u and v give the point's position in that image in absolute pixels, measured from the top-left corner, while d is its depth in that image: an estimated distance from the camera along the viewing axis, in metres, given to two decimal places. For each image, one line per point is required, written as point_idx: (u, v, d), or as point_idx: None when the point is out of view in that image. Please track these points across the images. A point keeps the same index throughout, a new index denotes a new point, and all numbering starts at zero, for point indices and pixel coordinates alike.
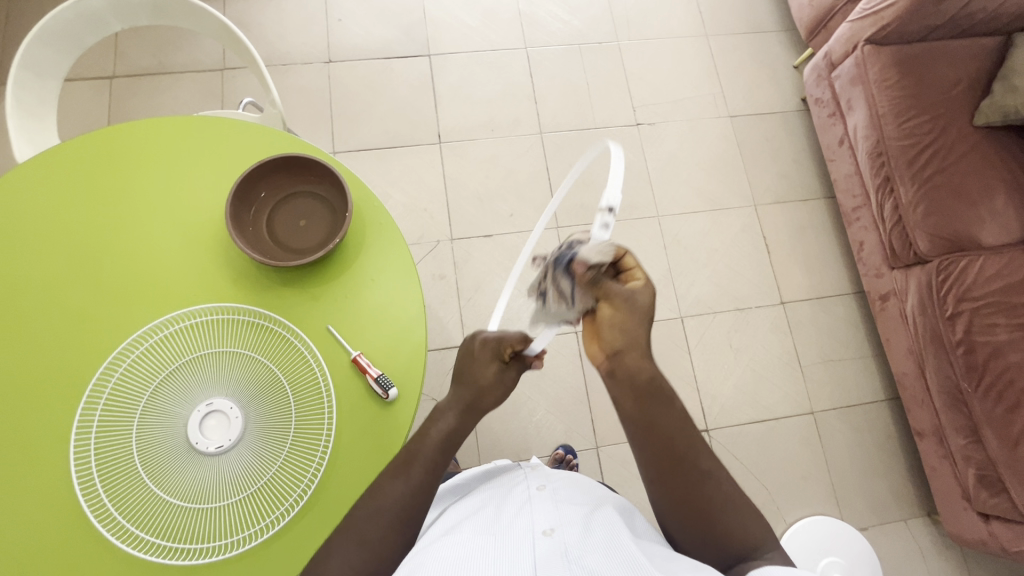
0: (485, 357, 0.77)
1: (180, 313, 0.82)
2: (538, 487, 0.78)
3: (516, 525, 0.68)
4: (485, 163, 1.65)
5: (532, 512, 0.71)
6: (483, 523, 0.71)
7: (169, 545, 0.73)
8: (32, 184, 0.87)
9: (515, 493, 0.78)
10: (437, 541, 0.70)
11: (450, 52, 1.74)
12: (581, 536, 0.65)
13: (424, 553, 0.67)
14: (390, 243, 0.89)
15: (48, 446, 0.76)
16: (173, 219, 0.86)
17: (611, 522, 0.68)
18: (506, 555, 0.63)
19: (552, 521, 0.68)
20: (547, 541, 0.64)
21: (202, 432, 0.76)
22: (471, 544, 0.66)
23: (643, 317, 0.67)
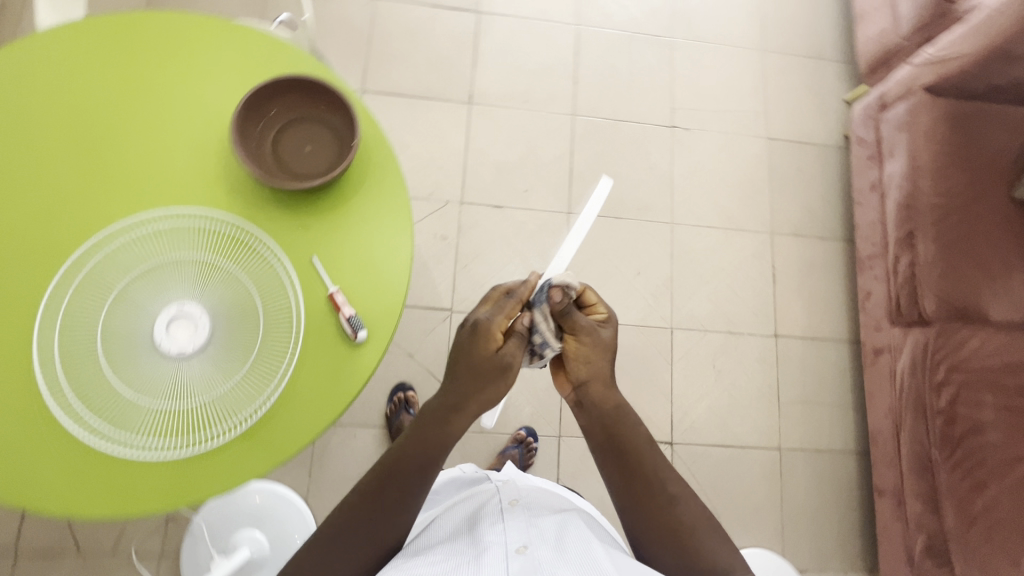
0: (484, 332, 0.74)
1: (169, 213, 0.81)
2: (509, 504, 0.81)
3: (489, 542, 0.70)
4: (511, 133, 1.61)
5: (504, 528, 0.73)
6: (457, 543, 0.72)
7: (113, 434, 0.74)
8: (51, 53, 0.85)
9: (486, 510, 0.80)
10: (409, 562, 0.70)
11: (500, 14, 1.69)
12: (555, 555, 0.67)
13: (400, 570, 0.67)
14: (389, 187, 0.87)
15: (17, 315, 0.76)
16: (182, 120, 0.85)
17: (584, 539, 0.71)
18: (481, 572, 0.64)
19: (523, 538, 0.71)
20: (521, 559, 0.66)
21: (166, 333, 0.76)
22: (446, 563, 0.67)
23: (608, 351, 0.78)
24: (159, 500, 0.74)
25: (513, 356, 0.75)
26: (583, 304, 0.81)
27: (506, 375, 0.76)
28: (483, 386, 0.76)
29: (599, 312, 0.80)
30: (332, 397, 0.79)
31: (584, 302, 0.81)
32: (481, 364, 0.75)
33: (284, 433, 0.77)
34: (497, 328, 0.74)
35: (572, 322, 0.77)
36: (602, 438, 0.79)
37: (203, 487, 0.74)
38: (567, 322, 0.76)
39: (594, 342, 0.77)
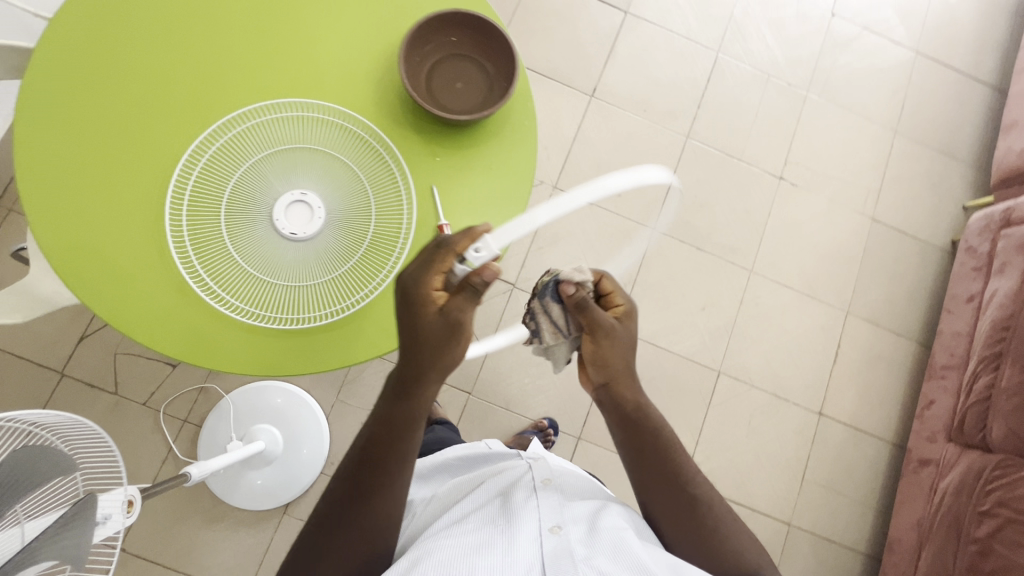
0: (426, 298, 0.71)
1: (318, 105, 0.84)
2: (543, 480, 0.85)
3: (524, 517, 0.75)
4: (622, 136, 1.61)
5: (539, 505, 0.78)
6: (493, 510, 0.78)
7: (214, 288, 0.78)
8: None
9: (520, 480, 0.84)
10: (447, 526, 0.76)
11: (647, 20, 1.69)
12: (587, 537, 0.73)
13: (441, 533, 0.74)
14: (522, 144, 0.88)
15: (159, 154, 0.80)
16: (353, 20, 0.87)
17: (617, 525, 0.76)
18: (515, 550, 0.70)
19: (557, 518, 0.76)
20: (554, 541, 0.72)
21: (285, 213, 0.80)
22: (484, 531, 0.73)
23: (624, 349, 0.79)
24: (233, 365, 0.78)
25: (457, 310, 0.71)
26: (601, 293, 0.81)
27: (458, 336, 0.73)
28: (438, 352, 0.73)
29: (618, 303, 0.80)
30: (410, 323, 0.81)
31: (602, 292, 0.81)
32: (430, 332, 0.72)
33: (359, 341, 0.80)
34: (428, 290, 0.71)
35: (592, 318, 0.76)
36: (625, 431, 0.82)
37: (275, 366, 0.79)
38: (585, 319, 0.77)
39: (612, 343, 0.78)
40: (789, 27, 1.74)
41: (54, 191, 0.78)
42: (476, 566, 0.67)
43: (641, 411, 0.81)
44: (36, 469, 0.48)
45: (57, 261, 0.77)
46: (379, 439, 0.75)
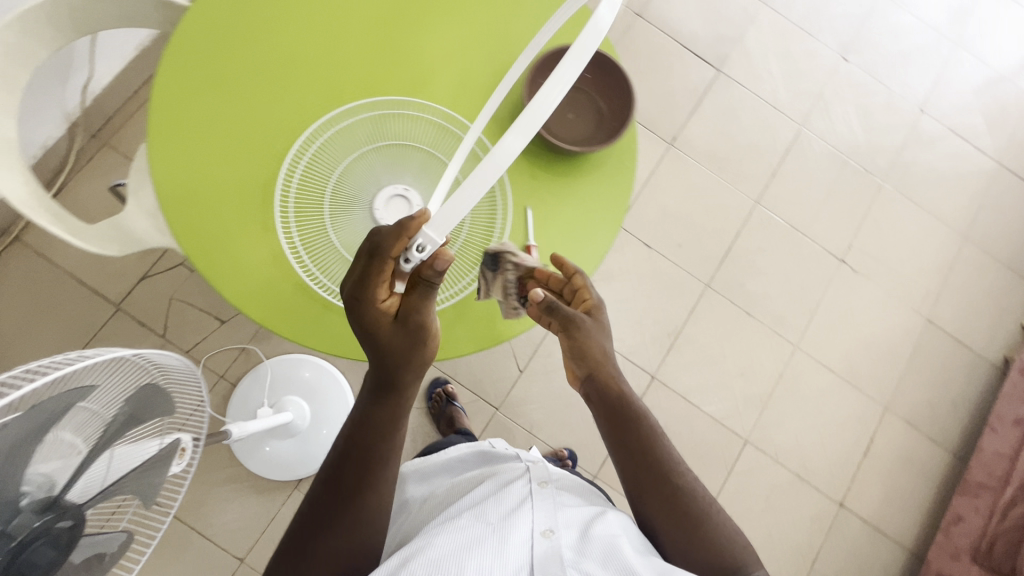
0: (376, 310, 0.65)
1: (436, 109, 0.86)
2: (539, 483, 0.82)
3: (517, 521, 0.73)
4: (693, 189, 1.63)
5: (533, 507, 0.77)
6: (486, 507, 0.76)
7: (307, 264, 0.82)
8: None
9: (516, 479, 0.81)
10: (438, 522, 0.74)
11: (737, 82, 1.71)
12: (580, 543, 0.72)
13: (434, 530, 0.71)
14: (619, 184, 0.90)
15: (282, 130, 0.84)
16: (486, 39, 0.90)
17: (612, 533, 0.74)
18: (507, 553, 0.69)
19: (551, 521, 0.74)
20: (547, 546, 0.71)
21: (384, 205, 0.83)
22: (477, 530, 0.71)
23: (602, 341, 0.78)
24: (310, 340, 0.83)
25: (415, 310, 0.66)
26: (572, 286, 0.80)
27: (424, 336, 0.67)
28: (403, 356, 0.68)
29: (587, 298, 0.79)
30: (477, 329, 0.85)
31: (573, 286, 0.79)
32: (387, 342, 0.67)
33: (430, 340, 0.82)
34: (377, 301, 0.65)
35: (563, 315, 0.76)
36: (614, 425, 0.76)
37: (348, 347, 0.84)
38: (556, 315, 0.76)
39: (586, 336, 0.76)
40: (875, 117, 1.76)
41: (177, 146, 0.81)
42: (467, 567, 0.66)
43: (625, 399, 0.77)
44: (152, 405, 0.53)
45: (168, 212, 0.80)
46: (360, 436, 0.71)
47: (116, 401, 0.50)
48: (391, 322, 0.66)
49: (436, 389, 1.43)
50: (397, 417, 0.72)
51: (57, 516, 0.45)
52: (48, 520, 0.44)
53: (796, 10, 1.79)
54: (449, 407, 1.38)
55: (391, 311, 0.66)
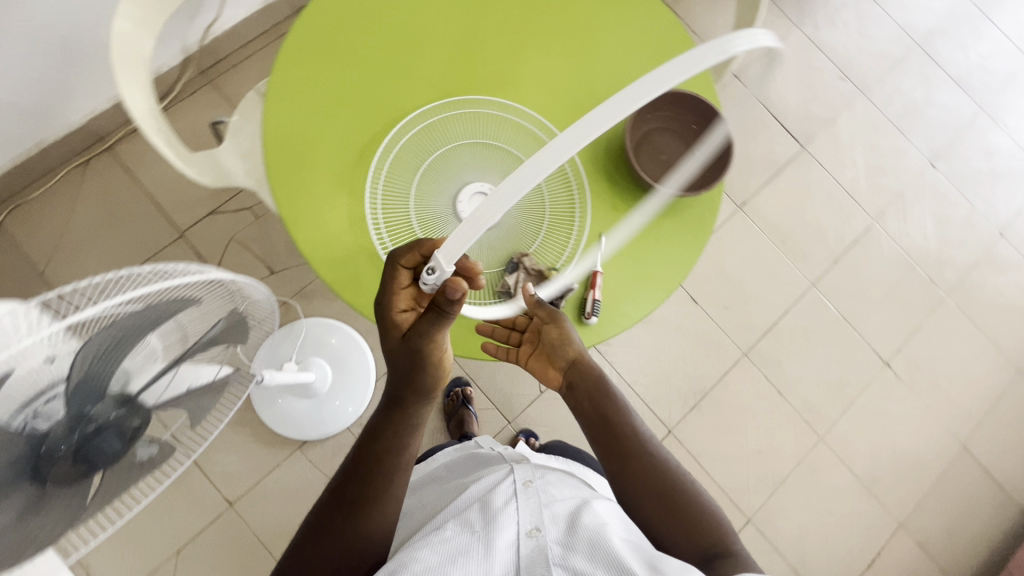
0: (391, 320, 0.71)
1: (537, 121, 0.90)
2: (523, 483, 0.83)
3: (504, 523, 0.73)
4: (751, 255, 1.61)
5: (517, 506, 0.77)
6: (472, 514, 0.77)
7: (383, 234, 0.85)
8: None
9: (500, 483, 0.82)
10: (428, 533, 0.74)
11: (819, 163, 1.71)
12: (565, 537, 0.71)
13: (422, 543, 0.71)
14: (694, 234, 0.91)
15: (391, 106, 0.87)
16: (599, 66, 0.94)
17: (597, 521, 0.74)
18: (491, 558, 0.68)
19: (534, 520, 0.74)
20: (531, 545, 0.70)
21: (466, 198, 0.86)
22: (462, 539, 0.71)
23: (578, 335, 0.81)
24: (365, 307, 0.84)
25: (420, 335, 0.68)
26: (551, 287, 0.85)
27: (427, 361, 0.71)
28: (410, 375, 0.72)
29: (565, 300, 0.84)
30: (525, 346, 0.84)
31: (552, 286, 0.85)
32: (395, 354, 0.72)
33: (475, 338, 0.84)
34: (393, 314, 0.71)
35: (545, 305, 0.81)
36: (591, 415, 0.77)
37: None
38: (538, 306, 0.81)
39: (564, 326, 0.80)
40: (950, 229, 1.73)
41: (298, 85, 0.86)
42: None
43: (602, 384, 0.79)
44: (228, 334, 0.57)
45: (269, 140, 0.84)
46: (366, 449, 0.72)
47: (202, 322, 0.52)
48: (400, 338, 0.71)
49: (455, 388, 1.44)
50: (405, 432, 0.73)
51: (130, 414, 0.47)
52: (122, 415, 0.46)
53: (894, 107, 1.78)
54: (462, 410, 1.38)
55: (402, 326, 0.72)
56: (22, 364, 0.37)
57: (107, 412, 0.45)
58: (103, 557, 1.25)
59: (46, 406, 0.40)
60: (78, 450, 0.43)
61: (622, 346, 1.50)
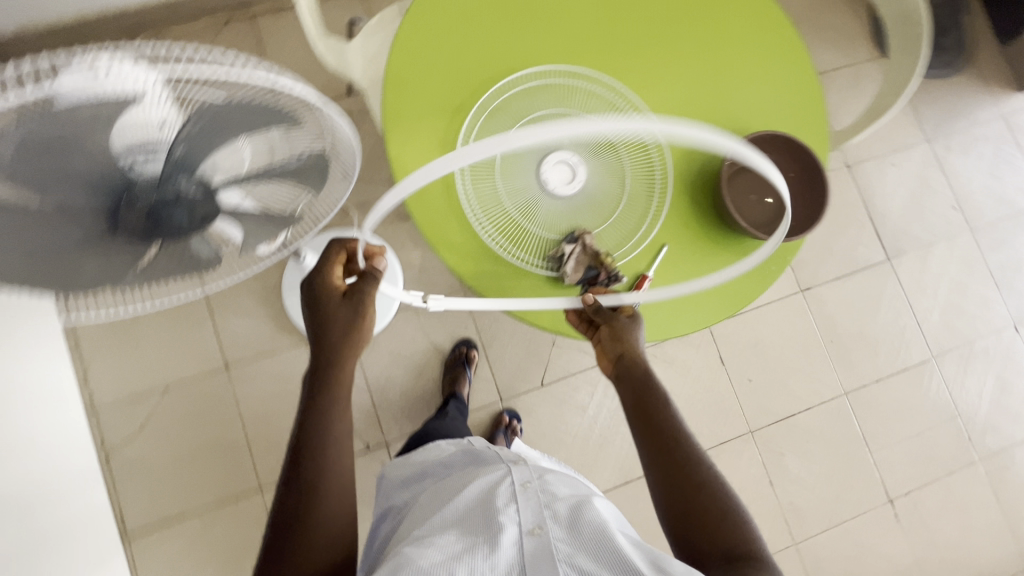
0: (328, 285, 0.75)
1: (645, 119, 0.91)
2: (522, 483, 0.79)
3: (505, 521, 0.72)
4: (795, 342, 1.56)
5: (518, 506, 0.75)
6: (472, 518, 0.74)
7: (464, 163, 0.84)
8: None
9: (499, 482, 0.79)
10: (426, 534, 0.72)
11: (898, 281, 1.64)
12: (568, 533, 0.71)
13: (422, 543, 0.70)
14: (751, 280, 0.90)
15: (517, 54, 0.90)
16: (721, 92, 0.95)
17: (600, 518, 0.73)
18: (495, 556, 0.68)
19: (536, 518, 0.73)
20: (536, 543, 0.69)
21: (552, 161, 0.85)
22: (466, 541, 0.70)
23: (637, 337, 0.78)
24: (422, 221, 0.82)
25: (361, 284, 0.75)
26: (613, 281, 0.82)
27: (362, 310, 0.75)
28: (343, 330, 0.74)
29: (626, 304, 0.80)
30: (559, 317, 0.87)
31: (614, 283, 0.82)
32: (331, 315, 0.74)
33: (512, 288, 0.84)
34: (329, 280, 0.76)
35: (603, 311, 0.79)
36: (643, 422, 0.74)
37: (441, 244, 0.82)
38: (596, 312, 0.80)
39: (622, 332, 0.78)
40: (1008, 398, 1.63)
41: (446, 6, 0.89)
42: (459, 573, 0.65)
43: (641, 363, 0.76)
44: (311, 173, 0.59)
45: (399, 42, 0.87)
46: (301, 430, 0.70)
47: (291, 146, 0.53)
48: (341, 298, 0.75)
49: (461, 346, 1.44)
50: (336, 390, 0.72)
51: (201, 199, 0.51)
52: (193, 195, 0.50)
53: (997, 257, 1.69)
54: (459, 368, 1.38)
55: (338, 290, 0.75)
56: (137, 108, 0.40)
57: (185, 188, 0.49)
58: (102, 365, 1.33)
59: (147, 154, 0.45)
60: (148, 208, 0.48)
61: None
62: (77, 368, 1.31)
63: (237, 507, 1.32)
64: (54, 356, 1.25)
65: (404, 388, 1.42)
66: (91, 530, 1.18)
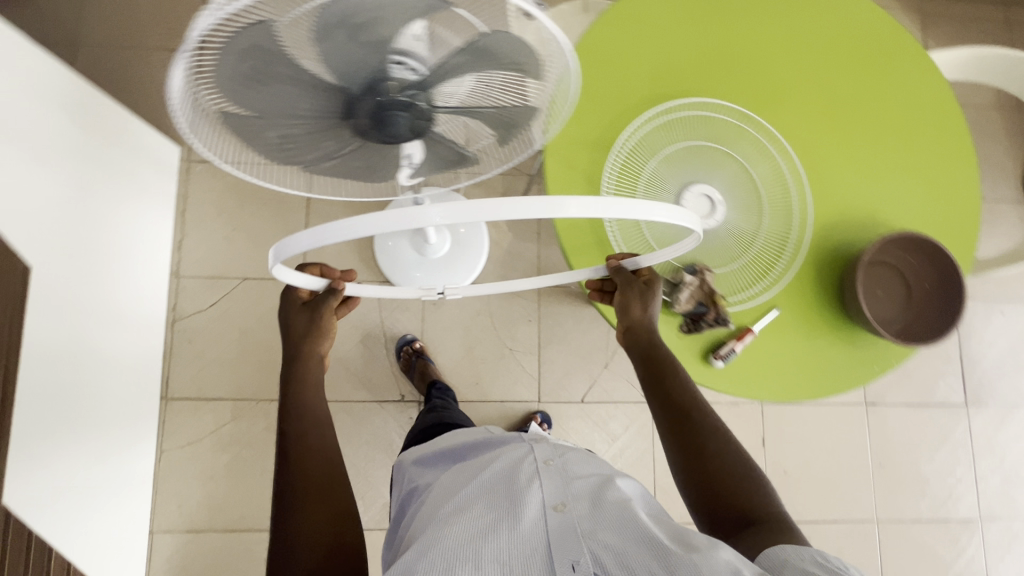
0: (296, 299, 0.87)
1: (800, 180, 0.90)
2: (545, 461, 0.77)
3: (528, 498, 0.70)
4: (842, 452, 1.51)
5: (542, 483, 0.73)
6: (494, 494, 0.72)
7: (614, 166, 0.85)
8: (915, 66, 0.96)
9: (521, 460, 0.76)
10: (449, 510, 0.70)
11: (968, 428, 1.56)
12: (591, 510, 0.69)
13: (443, 521, 0.68)
14: (857, 369, 0.87)
15: (697, 81, 0.90)
16: (882, 178, 0.92)
17: (623, 498, 0.71)
18: (520, 528, 0.66)
19: (560, 495, 0.71)
20: (560, 520, 0.67)
21: (693, 191, 0.87)
22: (487, 517, 0.67)
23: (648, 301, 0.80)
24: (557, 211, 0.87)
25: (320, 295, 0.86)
26: (709, 303, 0.82)
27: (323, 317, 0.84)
28: (303, 334, 0.83)
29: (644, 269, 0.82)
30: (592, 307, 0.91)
31: (707, 305, 0.82)
32: (298, 322, 0.84)
33: (580, 254, 0.88)
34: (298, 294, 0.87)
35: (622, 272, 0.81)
36: (671, 419, 0.76)
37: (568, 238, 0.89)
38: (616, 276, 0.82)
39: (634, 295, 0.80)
40: None
41: (648, 11, 0.90)
42: (483, 552, 0.63)
43: (653, 339, 0.81)
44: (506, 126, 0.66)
45: (590, 34, 0.88)
46: (286, 423, 0.76)
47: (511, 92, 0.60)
48: (305, 306, 0.86)
49: (404, 346, 1.40)
50: (307, 364, 0.81)
51: (425, 112, 0.57)
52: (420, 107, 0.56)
53: None
54: (421, 361, 1.35)
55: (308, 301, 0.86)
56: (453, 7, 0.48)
57: (420, 99, 0.55)
58: (196, 240, 1.40)
59: (407, 58, 0.51)
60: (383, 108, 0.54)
61: None
62: (176, 233, 1.40)
63: (267, 409, 1.37)
64: (161, 216, 1.34)
65: (453, 356, 1.44)
66: (138, 381, 1.25)
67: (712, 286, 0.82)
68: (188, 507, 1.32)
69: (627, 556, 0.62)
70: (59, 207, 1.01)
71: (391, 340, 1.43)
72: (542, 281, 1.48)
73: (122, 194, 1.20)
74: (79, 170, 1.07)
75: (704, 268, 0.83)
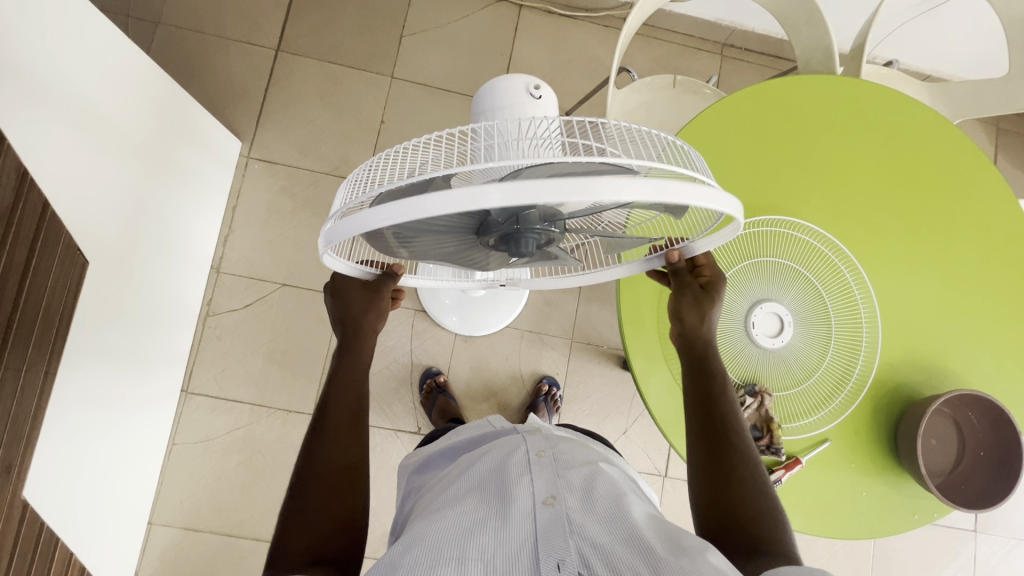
0: (352, 287, 0.75)
1: (871, 313, 0.88)
2: (537, 453, 0.67)
3: (516, 493, 0.59)
4: (845, 558, 1.49)
5: (532, 477, 0.62)
6: (489, 489, 0.62)
7: None
8: (1008, 208, 0.93)
9: (511, 453, 0.67)
10: (437, 509, 0.61)
11: (975, 554, 1.53)
12: (584, 507, 0.59)
13: (431, 516, 0.59)
14: (894, 513, 0.87)
15: (782, 196, 0.89)
16: (956, 320, 0.90)
17: (616, 491, 0.62)
18: (509, 526, 0.55)
19: (551, 488, 0.60)
20: (550, 515, 0.56)
21: (766, 312, 0.85)
22: (478, 515, 0.58)
23: (711, 308, 0.75)
24: (626, 309, 0.88)
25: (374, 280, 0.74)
26: (761, 425, 0.83)
27: (379, 306, 0.75)
28: (363, 328, 0.75)
29: (704, 272, 0.76)
30: (641, 337, 0.88)
31: (760, 423, 0.83)
32: (357, 311, 0.75)
33: (638, 343, 0.88)
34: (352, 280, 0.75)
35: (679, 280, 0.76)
36: (704, 452, 0.69)
37: (632, 334, 0.88)
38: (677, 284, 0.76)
39: (697, 302, 0.75)
40: None
41: (747, 118, 0.89)
42: (468, 552, 0.53)
43: (710, 350, 0.75)
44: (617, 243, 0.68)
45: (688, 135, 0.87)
46: (330, 395, 0.69)
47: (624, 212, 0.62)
48: (361, 285, 0.75)
49: (428, 378, 1.39)
50: (364, 339, 0.74)
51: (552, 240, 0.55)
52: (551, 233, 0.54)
53: None
54: (441, 396, 1.33)
55: (364, 286, 0.75)
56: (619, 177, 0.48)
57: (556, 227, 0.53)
58: (241, 239, 1.40)
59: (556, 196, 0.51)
60: (519, 236, 0.52)
61: (682, 504, 1.44)
62: (223, 228, 1.40)
63: (284, 419, 1.36)
64: (213, 211, 1.34)
65: (476, 394, 1.43)
66: (165, 373, 1.25)
67: (769, 408, 0.83)
68: (190, 503, 1.31)
69: (616, 558, 0.52)
70: (127, 199, 0.99)
71: (417, 369, 1.42)
72: (574, 335, 1.47)
73: (183, 189, 1.19)
74: (155, 161, 1.06)
75: (765, 391, 0.83)
